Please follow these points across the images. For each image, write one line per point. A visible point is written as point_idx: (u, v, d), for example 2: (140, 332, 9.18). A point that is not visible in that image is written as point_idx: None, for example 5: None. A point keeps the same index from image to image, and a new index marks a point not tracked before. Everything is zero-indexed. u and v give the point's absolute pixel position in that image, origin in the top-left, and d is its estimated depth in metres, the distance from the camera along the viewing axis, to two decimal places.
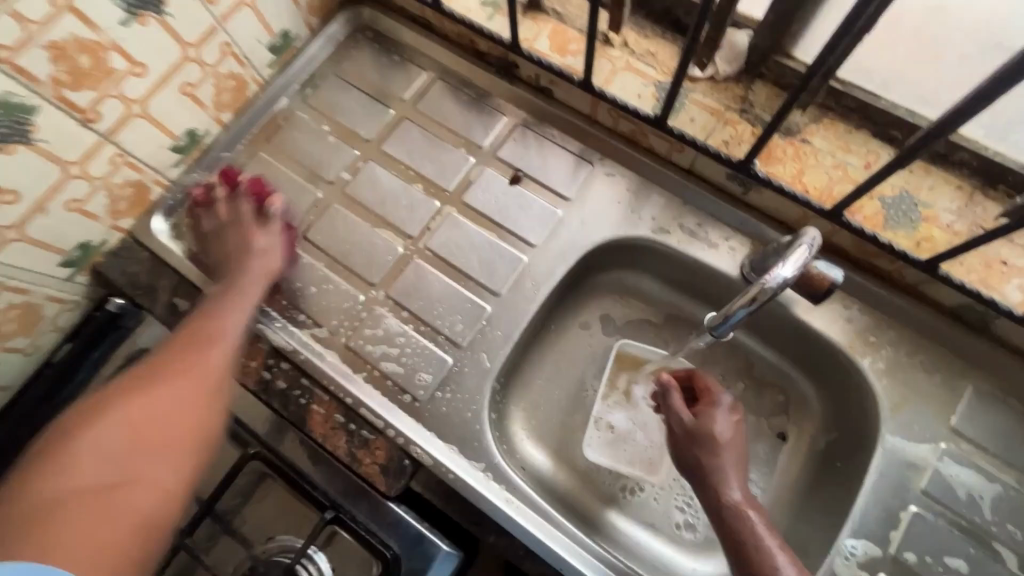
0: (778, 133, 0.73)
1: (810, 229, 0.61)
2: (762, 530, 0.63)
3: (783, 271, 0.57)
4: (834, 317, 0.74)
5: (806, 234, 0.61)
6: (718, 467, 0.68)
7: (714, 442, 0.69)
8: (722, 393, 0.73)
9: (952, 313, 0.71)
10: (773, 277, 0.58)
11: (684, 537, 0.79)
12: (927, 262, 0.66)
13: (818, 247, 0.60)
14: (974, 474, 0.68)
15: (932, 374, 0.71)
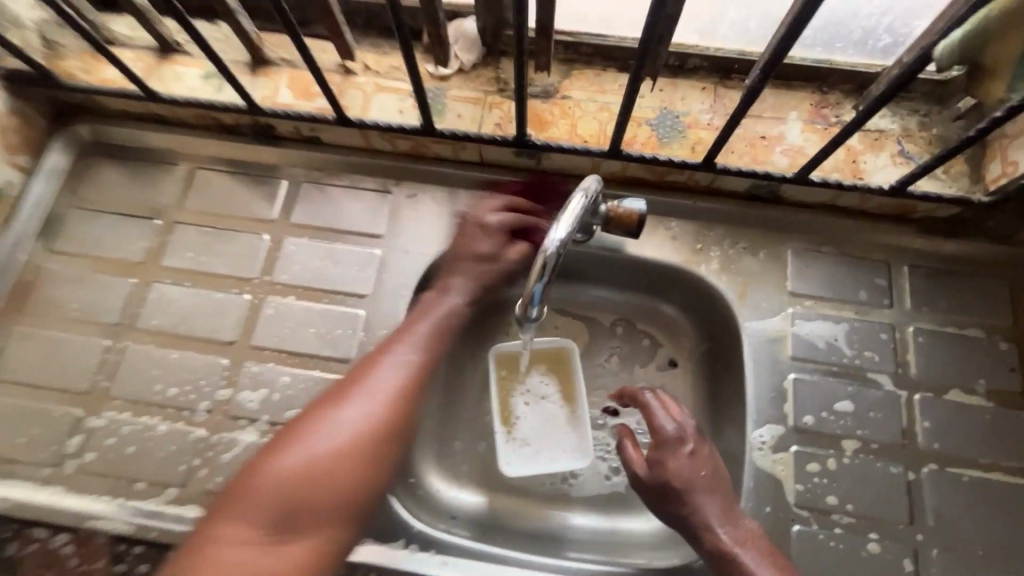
0: (539, 98, 0.75)
1: (584, 181, 0.63)
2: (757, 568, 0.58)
3: (556, 234, 0.58)
4: (661, 241, 0.77)
5: (582, 185, 0.63)
6: (704, 514, 0.63)
7: (689, 487, 0.64)
8: (685, 425, 0.68)
9: (748, 195, 0.77)
10: (549, 242, 0.58)
11: (616, 482, 0.79)
12: (703, 162, 0.71)
13: (592, 195, 0.62)
14: (823, 323, 0.74)
15: (757, 254, 0.77)
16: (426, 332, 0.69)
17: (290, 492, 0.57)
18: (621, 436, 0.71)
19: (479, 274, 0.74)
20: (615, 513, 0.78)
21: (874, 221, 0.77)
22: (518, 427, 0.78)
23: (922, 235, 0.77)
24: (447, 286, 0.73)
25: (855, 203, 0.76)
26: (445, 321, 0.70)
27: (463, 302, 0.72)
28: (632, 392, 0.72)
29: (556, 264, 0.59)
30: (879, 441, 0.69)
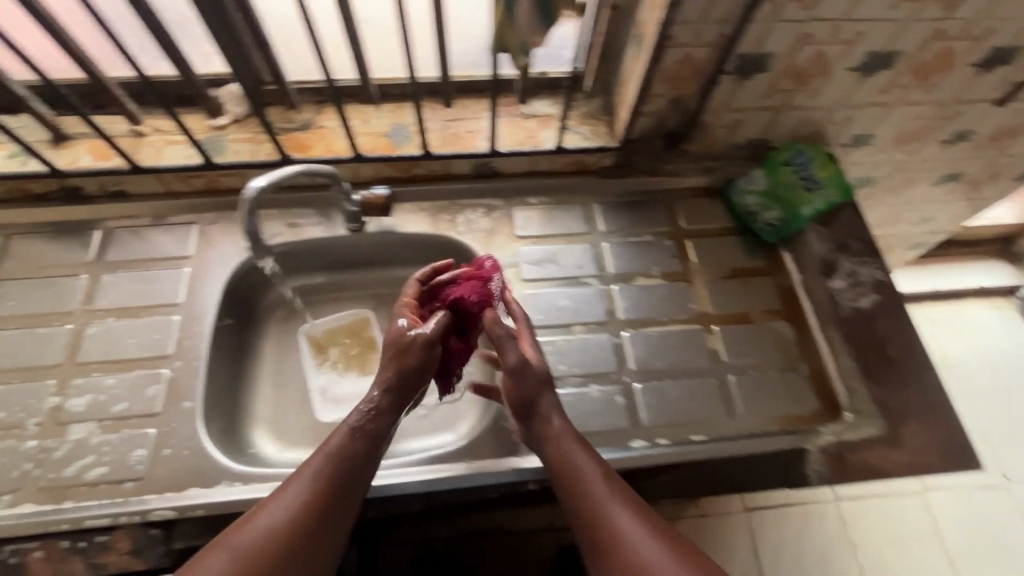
0: (299, 130, 0.99)
1: (316, 166, 0.84)
2: (583, 456, 0.69)
3: (253, 181, 0.76)
4: (418, 218, 1.02)
5: (314, 168, 0.84)
6: (595, 492, 0.66)
7: (562, 444, 0.71)
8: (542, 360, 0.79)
9: (476, 174, 1.05)
10: (249, 187, 0.77)
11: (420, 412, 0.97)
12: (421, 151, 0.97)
13: (310, 170, 0.82)
14: (544, 251, 1.02)
15: (491, 214, 1.04)
16: (341, 435, 0.68)
17: (252, 569, 0.57)
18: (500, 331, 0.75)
19: (385, 360, 0.72)
20: (424, 435, 0.95)
21: (568, 176, 1.07)
22: (331, 386, 0.96)
23: (603, 179, 1.08)
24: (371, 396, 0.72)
25: (548, 165, 1.05)
26: (360, 429, 0.68)
27: (371, 409, 0.70)
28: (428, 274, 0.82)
29: (255, 203, 0.78)
30: (591, 320, 0.96)
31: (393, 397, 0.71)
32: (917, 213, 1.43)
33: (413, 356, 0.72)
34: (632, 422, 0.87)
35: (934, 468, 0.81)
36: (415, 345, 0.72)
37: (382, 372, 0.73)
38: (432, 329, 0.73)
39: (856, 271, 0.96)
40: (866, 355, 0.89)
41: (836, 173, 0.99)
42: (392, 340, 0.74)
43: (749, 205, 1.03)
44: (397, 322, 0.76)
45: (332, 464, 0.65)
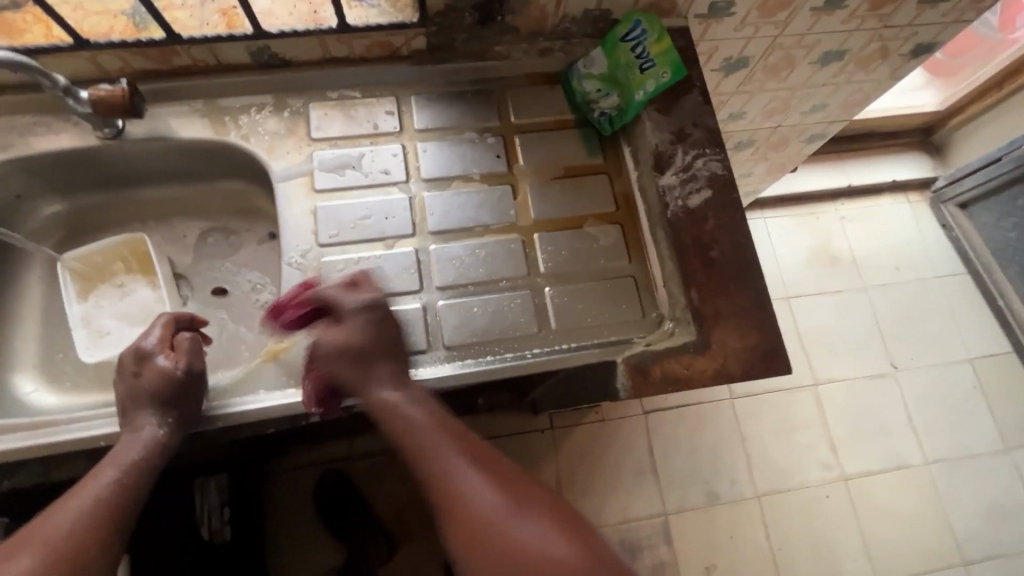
0: (8, 10, 0.78)
1: None
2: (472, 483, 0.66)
3: None
4: (191, 121, 0.86)
5: None
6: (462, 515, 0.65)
7: (454, 474, 0.67)
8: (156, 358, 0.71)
9: (260, 63, 0.87)
10: None
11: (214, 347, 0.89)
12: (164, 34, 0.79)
13: None
14: (343, 154, 0.87)
15: (281, 114, 0.88)
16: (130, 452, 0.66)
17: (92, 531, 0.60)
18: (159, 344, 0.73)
19: (156, 393, 0.68)
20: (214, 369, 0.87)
21: (375, 64, 0.90)
22: (96, 317, 0.85)
23: (417, 67, 0.91)
24: (141, 422, 0.68)
25: (346, 51, 0.88)
26: (149, 451, 0.67)
27: (163, 434, 0.68)
28: (178, 316, 0.78)
29: None
30: (395, 234, 0.84)
31: (181, 423, 0.70)
32: (806, 100, 1.31)
33: (194, 387, 0.71)
34: (430, 343, 0.79)
35: (741, 374, 0.77)
36: (194, 376, 0.71)
37: (144, 402, 0.68)
38: (200, 361, 0.73)
39: (690, 164, 0.86)
40: (688, 258, 0.81)
41: (670, 49, 0.83)
42: (161, 378, 0.69)
43: (586, 92, 0.91)
44: (152, 357, 0.71)
45: (129, 478, 0.64)
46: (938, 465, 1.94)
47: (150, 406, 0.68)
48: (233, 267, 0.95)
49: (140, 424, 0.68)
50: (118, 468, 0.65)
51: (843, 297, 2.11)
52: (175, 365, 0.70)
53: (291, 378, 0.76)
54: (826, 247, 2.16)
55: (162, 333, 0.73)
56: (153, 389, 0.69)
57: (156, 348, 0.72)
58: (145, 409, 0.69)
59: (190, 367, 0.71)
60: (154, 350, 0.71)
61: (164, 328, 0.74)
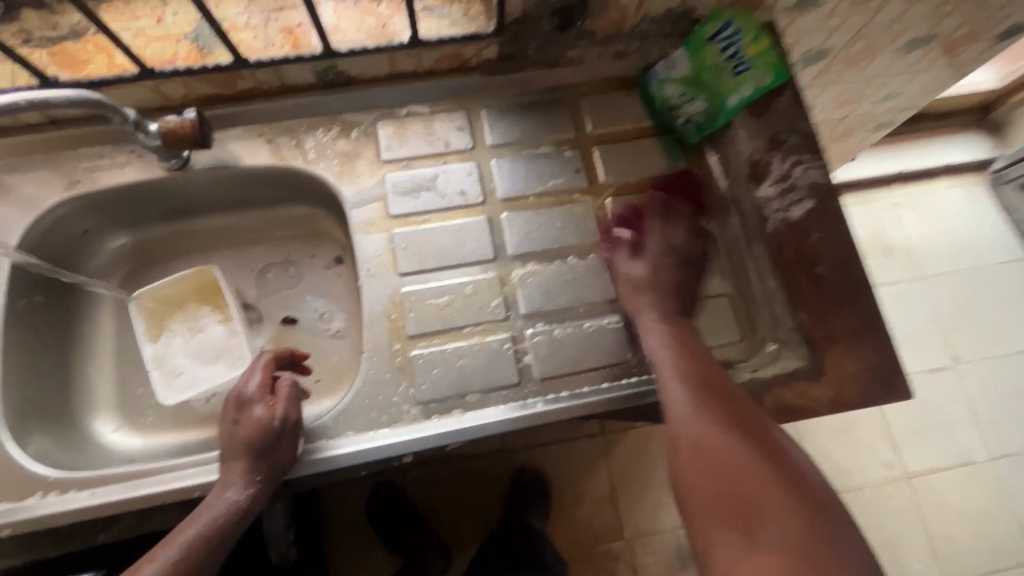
0: (69, 41, 0.74)
1: (44, 91, 0.62)
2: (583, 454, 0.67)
3: None
4: (258, 147, 0.82)
5: (42, 92, 0.62)
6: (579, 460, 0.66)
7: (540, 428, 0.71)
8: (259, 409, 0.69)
9: (325, 82, 0.82)
10: None
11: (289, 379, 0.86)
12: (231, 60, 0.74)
13: (24, 98, 0.60)
14: (416, 175, 0.82)
15: (349, 135, 0.83)
16: (204, 519, 0.63)
17: None
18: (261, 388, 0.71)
19: (252, 446, 0.66)
20: None
21: (443, 76, 0.85)
22: (168, 356, 0.82)
23: (487, 77, 0.86)
24: (227, 481, 0.66)
25: (414, 65, 0.83)
26: (223, 518, 0.64)
27: (243, 497, 0.65)
28: (279, 352, 0.76)
29: None
30: (476, 260, 0.79)
31: (265, 483, 0.67)
32: (881, 89, 1.23)
33: (291, 437, 0.68)
34: (521, 377, 0.75)
35: (859, 401, 0.71)
36: (288, 428, 0.69)
37: (237, 455, 0.66)
38: (295, 410, 0.70)
39: (789, 173, 0.80)
40: (792, 276, 0.76)
41: (768, 51, 0.77)
42: (258, 430, 0.67)
43: (668, 97, 0.85)
44: (251, 405, 0.69)
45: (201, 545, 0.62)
46: (1006, 460, 1.86)
47: (243, 458, 0.66)
48: (302, 294, 0.91)
49: (229, 479, 0.66)
50: (188, 536, 0.62)
51: (899, 287, 2.03)
52: (272, 415, 0.68)
53: (380, 418, 0.73)
54: (879, 236, 2.07)
55: (262, 378, 0.72)
56: (251, 438, 0.66)
57: (255, 396, 0.70)
58: (235, 465, 0.66)
59: (285, 419, 0.69)
60: (253, 397, 0.70)
61: (264, 371, 0.73)
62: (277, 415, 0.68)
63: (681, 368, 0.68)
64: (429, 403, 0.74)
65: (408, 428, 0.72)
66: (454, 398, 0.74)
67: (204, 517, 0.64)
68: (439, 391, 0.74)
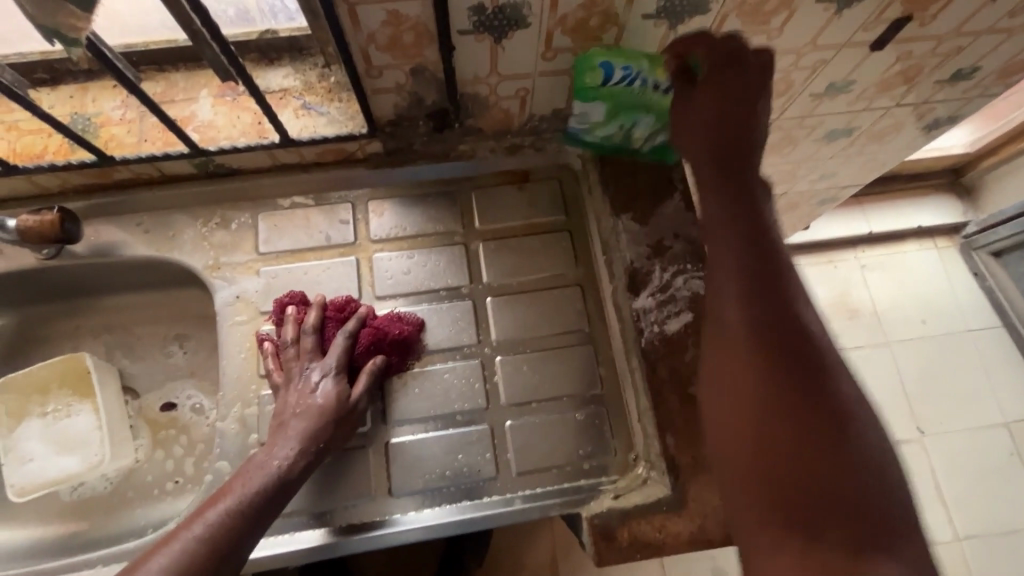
0: None
1: None
2: (727, 415, 0.51)
3: None
4: (133, 237, 0.81)
5: None
6: (757, 439, 0.49)
7: (719, 316, 0.55)
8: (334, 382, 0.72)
9: (205, 174, 0.82)
10: None
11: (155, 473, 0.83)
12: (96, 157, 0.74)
13: None
14: (291, 270, 0.81)
15: (227, 226, 0.82)
16: (266, 469, 0.65)
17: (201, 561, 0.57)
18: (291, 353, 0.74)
19: (321, 412, 0.68)
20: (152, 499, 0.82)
21: (329, 169, 0.84)
22: (20, 444, 0.81)
23: (374, 170, 0.84)
24: (280, 441, 0.67)
25: (297, 158, 0.82)
26: (282, 468, 0.65)
27: (296, 459, 0.66)
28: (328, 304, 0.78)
29: None
30: None
31: (313, 443, 0.67)
32: (813, 171, 1.20)
33: (324, 419, 0.68)
34: (375, 493, 0.73)
35: (720, 538, 0.68)
36: (327, 406, 0.69)
37: (305, 420, 0.68)
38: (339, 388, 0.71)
39: (669, 284, 0.77)
40: (663, 397, 0.73)
41: (675, 85, 0.68)
42: (303, 400, 0.70)
43: (609, 134, 0.80)
44: (318, 378, 0.71)
45: (255, 498, 0.63)
46: (971, 541, 1.77)
47: (286, 424, 0.69)
48: (182, 380, 0.88)
49: (287, 438, 0.67)
50: (217, 514, 0.60)
51: (864, 353, 1.97)
52: (315, 391, 0.70)
53: None
54: (845, 299, 2.02)
55: (307, 346, 0.74)
56: (294, 416, 0.69)
57: (297, 363, 0.73)
58: (287, 433, 0.68)
59: (347, 397, 0.71)
60: (297, 368, 0.72)
61: (309, 341, 0.74)
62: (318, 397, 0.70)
63: (736, 345, 0.52)
64: (276, 516, 0.72)
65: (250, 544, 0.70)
66: (304, 513, 0.72)
67: (265, 463, 0.66)
68: (288, 506, 0.72)
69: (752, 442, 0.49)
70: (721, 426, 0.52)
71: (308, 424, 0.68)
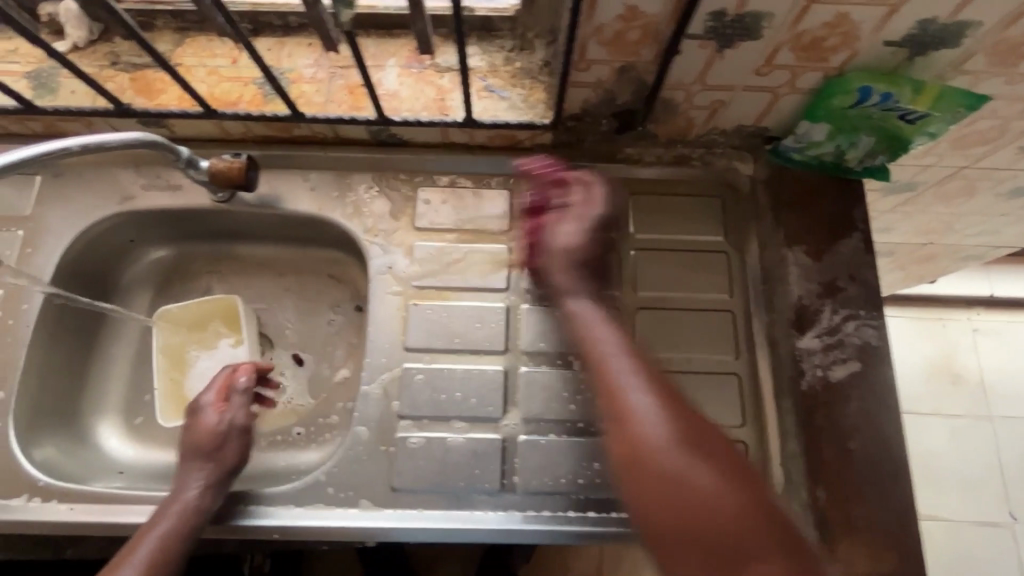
0: (150, 68, 0.79)
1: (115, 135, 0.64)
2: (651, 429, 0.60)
3: None
4: (300, 192, 0.83)
5: (107, 137, 0.63)
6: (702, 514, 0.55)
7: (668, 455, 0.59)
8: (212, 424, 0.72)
9: (376, 141, 0.83)
10: None
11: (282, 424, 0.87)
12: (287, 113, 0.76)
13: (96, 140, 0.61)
14: (441, 247, 0.81)
15: (388, 196, 0.83)
16: (169, 521, 0.64)
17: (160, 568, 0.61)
18: (195, 400, 0.74)
19: (198, 449, 0.70)
20: (278, 446, 0.85)
21: (493, 153, 0.84)
22: (196, 365, 0.86)
23: (537, 161, 0.83)
24: (192, 474, 0.68)
25: (467, 138, 0.82)
26: (189, 513, 0.65)
27: (202, 497, 0.67)
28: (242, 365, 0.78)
29: None
30: (484, 349, 0.76)
31: (216, 486, 0.68)
32: (974, 226, 1.11)
33: (235, 441, 0.72)
34: (505, 486, 0.71)
35: None
36: (233, 431, 0.72)
37: (193, 468, 0.69)
38: (243, 416, 0.74)
39: (838, 327, 0.72)
40: (821, 449, 0.68)
41: (944, 91, 0.64)
42: (206, 432, 0.71)
43: (821, 153, 0.76)
44: (200, 415, 0.72)
45: (181, 527, 0.64)
46: None
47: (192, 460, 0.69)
48: (314, 338, 0.90)
49: (186, 481, 0.67)
50: (158, 535, 0.63)
51: (961, 424, 1.83)
52: (219, 420, 0.72)
53: (358, 497, 0.70)
54: (949, 362, 1.89)
55: (218, 387, 0.75)
56: (189, 442, 0.71)
57: (208, 401, 0.74)
58: (195, 466, 0.69)
59: (247, 434, 0.73)
60: (200, 410, 0.73)
61: (217, 386, 0.75)
62: (238, 423, 0.72)
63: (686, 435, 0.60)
64: (405, 489, 0.71)
65: (381, 513, 0.70)
66: (432, 491, 0.71)
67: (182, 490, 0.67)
68: (418, 482, 0.71)
69: (692, 476, 0.57)
70: (656, 455, 0.58)
71: (174, 495, 0.67)
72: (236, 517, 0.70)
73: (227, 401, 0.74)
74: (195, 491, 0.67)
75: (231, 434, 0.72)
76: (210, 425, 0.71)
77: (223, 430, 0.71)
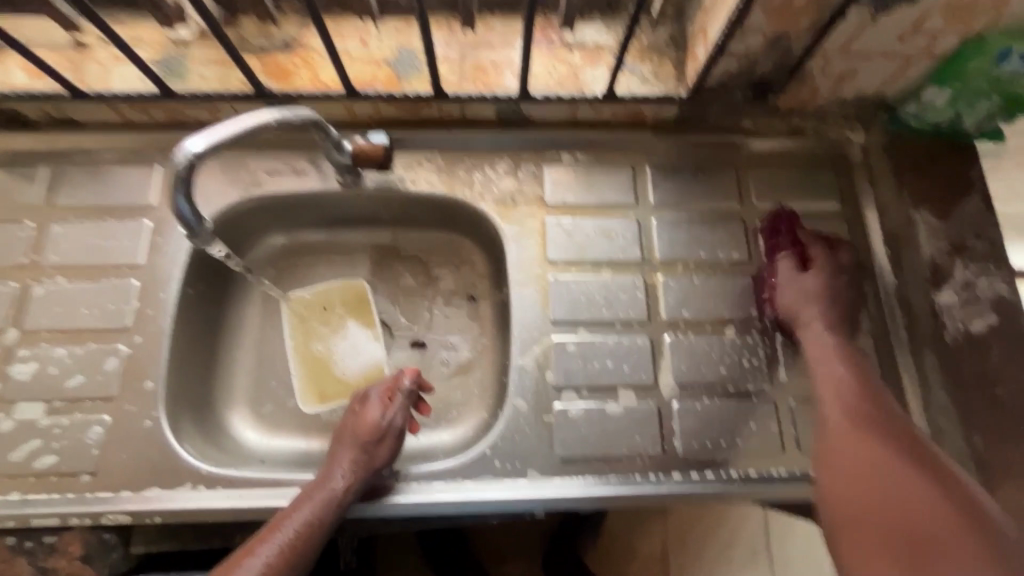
0: (280, 51, 0.78)
1: (300, 108, 0.65)
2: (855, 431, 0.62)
3: (186, 144, 0.57)
4: (427, 172, 0.83)
5: (292, 110, 0.65)
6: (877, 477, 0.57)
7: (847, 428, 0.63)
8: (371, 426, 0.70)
9: (501, 120, 0.83)
10: (182, 151, 0.57)
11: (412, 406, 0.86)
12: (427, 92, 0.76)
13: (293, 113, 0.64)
14: (574, 221, 0.81)
15: (515, 173, 0.83)
16: (312, 503, 0.63)
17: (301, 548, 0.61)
18: (358, 398, 0.74)
19: (358, 440, 0.68)
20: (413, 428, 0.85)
21: (616, 129, 0.85)
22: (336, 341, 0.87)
23: (660, 135, 0.84)
24: (339, 463, 0.67)
25: (593, 114, 0.83)
26: (328, 502, 0.64)
27: (347, 488, 0.65)
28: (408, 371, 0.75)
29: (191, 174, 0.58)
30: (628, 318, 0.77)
31: (359, 482, 0.67)
32: None
33: (383, 448, 0.69)
34: (667, 451, 0.72)
35: None
36: (389, 433, 0.70)
37: (340, 457, 0.67)
38: (401, 421, 0.72)
39: (972, 282, 0.76)
40: (969, 397, 0.72)
41: None
42: (365, 425, 0.69)
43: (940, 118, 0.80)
44: (364, 406, 0.72)
45: (324, 512, 0.63)
46: None
47: (347, 447, 0.68)
48: (435, 320, 0.89)
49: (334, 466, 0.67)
50: (301, 516, 0.62)
51: None
52: (376, 420, 0.70)
53: (526, 467, 0.71)
54: None
55: (381, 386, 0.73)
56: (350, 433, 0.69)
57: (372, 396, 0.73)
58: (342, 455, 0.67)
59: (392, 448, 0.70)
60: (364, 402, 0.72)
61: (382, 386, 0.74)
62: (388, 430, 0.70)
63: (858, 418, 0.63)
64: (572, 458, 0.71)
65: (550, 483, 0.70)
66: (598, 459, 0.71)
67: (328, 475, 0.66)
68: (584, 450, 0.72)
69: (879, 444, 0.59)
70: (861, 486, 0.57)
71: (322, 479, 0.66)
72: (398, 494, 0.69)
73: (386, 399, 0.72)
74: (341, 477, 0.66)
75: (385, 438, 0.70)
76: (368, 419, 0.70)
77: (374, 428, 0.69)
